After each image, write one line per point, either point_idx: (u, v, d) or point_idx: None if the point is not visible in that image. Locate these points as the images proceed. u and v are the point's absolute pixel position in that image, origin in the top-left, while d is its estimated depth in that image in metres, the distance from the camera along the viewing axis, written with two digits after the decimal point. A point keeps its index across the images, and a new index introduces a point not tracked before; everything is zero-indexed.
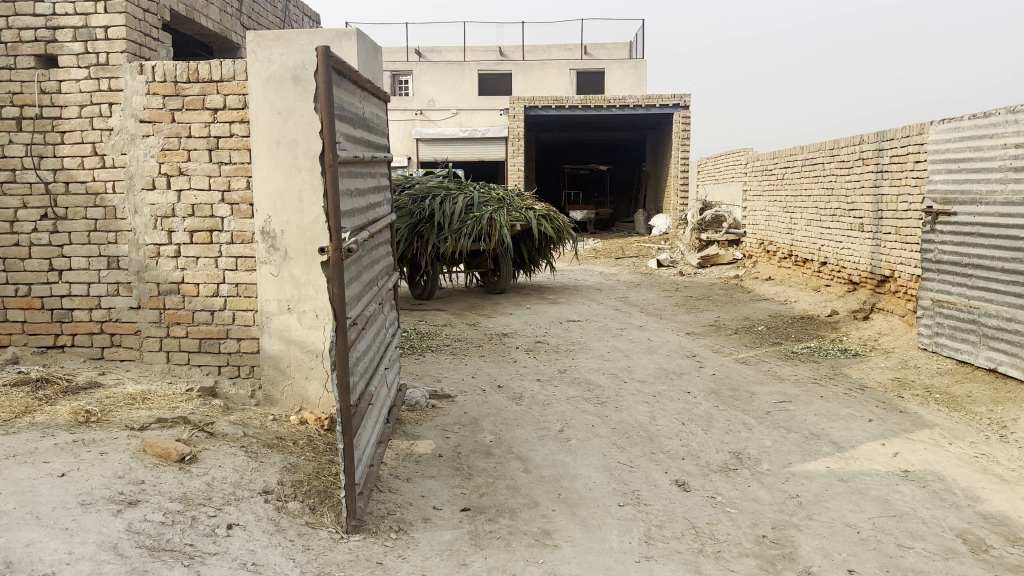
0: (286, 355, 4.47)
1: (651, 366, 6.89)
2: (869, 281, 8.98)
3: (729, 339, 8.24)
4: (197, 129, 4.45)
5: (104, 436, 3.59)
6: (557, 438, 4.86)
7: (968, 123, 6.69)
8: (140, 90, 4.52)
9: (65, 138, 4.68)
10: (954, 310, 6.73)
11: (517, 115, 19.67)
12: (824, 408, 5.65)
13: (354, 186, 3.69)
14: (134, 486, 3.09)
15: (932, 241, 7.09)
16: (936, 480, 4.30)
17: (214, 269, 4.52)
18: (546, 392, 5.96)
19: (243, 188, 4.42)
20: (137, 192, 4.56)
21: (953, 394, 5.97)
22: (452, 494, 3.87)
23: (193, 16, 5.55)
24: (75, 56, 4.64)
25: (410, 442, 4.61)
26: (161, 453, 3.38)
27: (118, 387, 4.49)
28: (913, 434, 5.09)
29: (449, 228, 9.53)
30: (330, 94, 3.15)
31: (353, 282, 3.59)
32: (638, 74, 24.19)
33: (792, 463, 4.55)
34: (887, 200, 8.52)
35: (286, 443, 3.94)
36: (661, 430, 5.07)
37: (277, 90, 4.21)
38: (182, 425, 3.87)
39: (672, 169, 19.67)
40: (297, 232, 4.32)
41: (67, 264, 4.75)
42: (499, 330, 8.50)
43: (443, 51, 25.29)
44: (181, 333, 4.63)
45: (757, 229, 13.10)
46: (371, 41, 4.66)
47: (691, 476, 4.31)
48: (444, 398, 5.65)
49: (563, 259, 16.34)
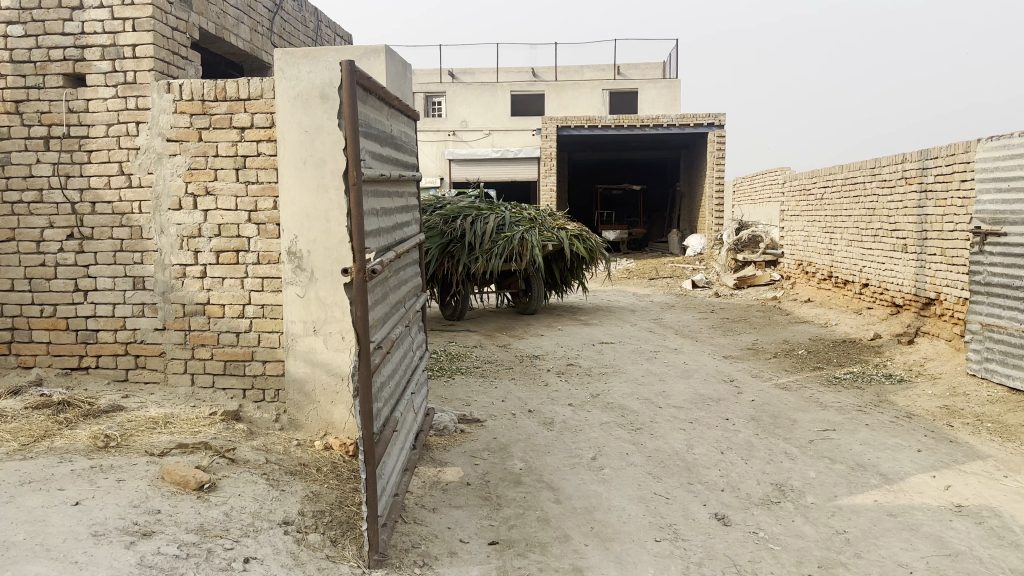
0: (311, 378, 4.34)
1: (687, 391, 6.67)
2: (913, 304, 8.69)
3: (768, 363, 7.99)
4: (224, 147, 4.37)
5: (123, 462, 3.49)
6: (589, 466, 4.68)
7: (1017, 140, 6.44)
8: (167, 109, 4.47)
9: (92, 157, 4.65)
10: (1005, 335, 6.44)
11: (549, 135, 19.54)
12: (870, 437, 5.40)
13: (380, 206, 3.57)
14: (149, 516, 2.97)
15: (980, 263, 6.84)
16: (994, 517, 4.05)
17: (240, 290, 4.43)
18: (578, 417, 5.78)
19: (270, 208, 4.33)
20: (163, 212, 4.50)
21: (1006, 423, 5.68)
22: (480, 527, 3.71)
23: (223, 35, 5.52)
24: (104, 74, 4.62)
25: (437, 469, 4.47)
26: (179, 481, 3.27)
27: (142, 410, 4.41)
28: (966, 466, 4.83)
29: (480, 248, 9.40)
30: (354, 111, 3.04)
31: (378, 304, 3.46)
32: (671, 93, 23.97)
33: (837, 496, 4.33)
34: (931, 220, 8.25)
35: (309, 470, 3.81)
36: (698, 459, 4.87)
37: (304, 108, 4.10)
38: (203, 451, 3.76)
39: (707, 189, 19.38)
40: (324, 252, 4.19)
41: (93, 284, 4.70)
42: (531, 352, 8.33)
43: (476, 73, 25.40)
44: (206, 354, 4.54)
45: (796, 250, 12.81)
46: (400, 59, 4.57)
47: (731, 509, 4.10)
48: (473, 423, 5.50)
49: (596, 280, 16.16)
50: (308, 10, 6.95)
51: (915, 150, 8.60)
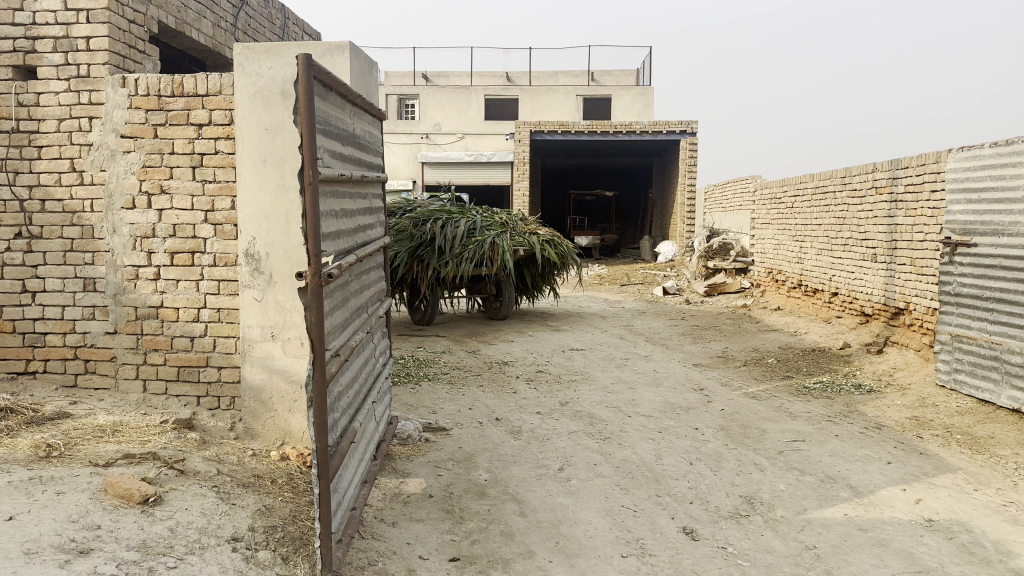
0: (268, 385, 4.18)
1: (657, 399, 6.59)
2: (883, 313, 8.70)
3: (738, 371, 7.94)
4: (180, 145, 4.21)
5: (65, 473, 3.31)
6: (556, 477, 4.57)
7: (988, 151, 6.43)
8: (122, 104, 4.29)
9: (42, 154, 4.46)
10: (975, 346, 6.44)
11: (523, 139, 19.45)
12: (840, 448, 5.35)
13: (339, 207, 3.44)
14: (88, 533, 2.80)
15: (950, 273, 6.82)
16: (964, 532, 3.99)
17: (195, 293, 4.26)
18: (547, 426, 5.67)
19: (228, 208, 4.17)
20: (116, 211, 4.32)
21: (975, 435, 5.66)
22: (441, 542, 3.58)
23: (184, 29, 5.36)
24: (56, 67, 4.45)
25: (399, 480, 4.33)
26: (123, 494, 3.09)
27: (90, 417, 4.21)
28: (936, 479, 4.79)
29: (450, 251, 9.26)
30: (311, 107, 2.90)
31: (337, 309, 3.31)
32: (644, 100, 24.09)
33: (807, 509, 4.25)
34: (902, 230, 8.27)
35: (263, 483, 3.66)
36: (667, 470, 4.77)
37: (264, 105, 3.93)
38: (151, 461, 3.58)
39: (679, 197, 19.41)
40: (283, 255, 4.03)
41: (42, 285, 4.51)
42: (500, 358, 8.21)
43: (450, 76, 25.32)
44: (159, 360, 4.37)
45: (766, 257, 12.84)
46: (365, 56, 4.42)
47: (699, 523, 4.01)
48: (438, 431, 5.37)
49: (567, 285, 16.09)
50: (275, 6, 6.80)
51: (886, 160, 8.60)
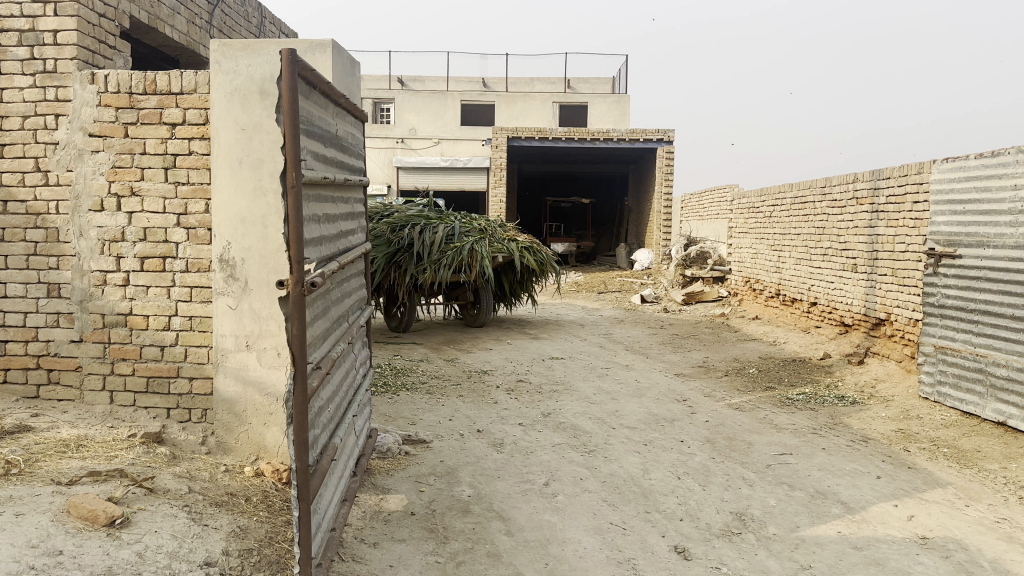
0: (242, 398, 3.99)
1: (640, 411, 6.46)
2: (862, 324, 8.68)
3: (720, 381, 7.84)
4: (152, 145, 4.01)
5: (24, 493, 3.10)
6: (542, 492, 4.42)
7: (974, 162, 6.39)
8: (91, 101, 4.09)
9: (5, 152, 4.26)
10: (959, 358, 6.39)
11: (500, 145, 19.29)
12: (827, 462, 5.26)
13: (321, 212, 3.28)
14: (48, 560, 2.61)
15: (934, 284, 6.77)
16: (960, 550, 3.90)
17: (166, 300, 4.06)
18: (529, 438, 5.52)
19: (201, 211, 3.97)
20: (83, 214, 4.11)
21: (962, 449, 5.60)
22: (425, 564, 3.42)
23: (157, 25, 5.17)
24: (21, 61, 4.24)
25: (379, 497, 4.16)
26: (87, 516, 2.89)
27: (52, 429, 3.99)
28: (926, 494, 4.71)
29: (428, 257, 9.09)
30: (295, 106, 2.75)
31: (317, 319, 3.15)
32: (620, 108, 24.10)
33: (799, 527, 4.14)
34: (883, 241, 8.24)
35: (237, 501, 3.47)
36: (654, 485, 4.65)
37: (242, 104, 3.75)
38: (117, 479, 3.37)
39: (655, 205, 19.37)
40: (260, 261, 3.82)
41: (2, 291, 4.30)
42: (479, 367, 8.06)
43: (426, 81, 25.14)
44: (127, 370, 4.16)
45: (742, 266, 12.82)
46: (348, 55, 4.25)
47: (691, 541, 3.88)
48: (419, 444, 5.21)
49: (545, 292, 15.96)
50: (251, 4, 6.62)
51: (867, 171, 8.57)
